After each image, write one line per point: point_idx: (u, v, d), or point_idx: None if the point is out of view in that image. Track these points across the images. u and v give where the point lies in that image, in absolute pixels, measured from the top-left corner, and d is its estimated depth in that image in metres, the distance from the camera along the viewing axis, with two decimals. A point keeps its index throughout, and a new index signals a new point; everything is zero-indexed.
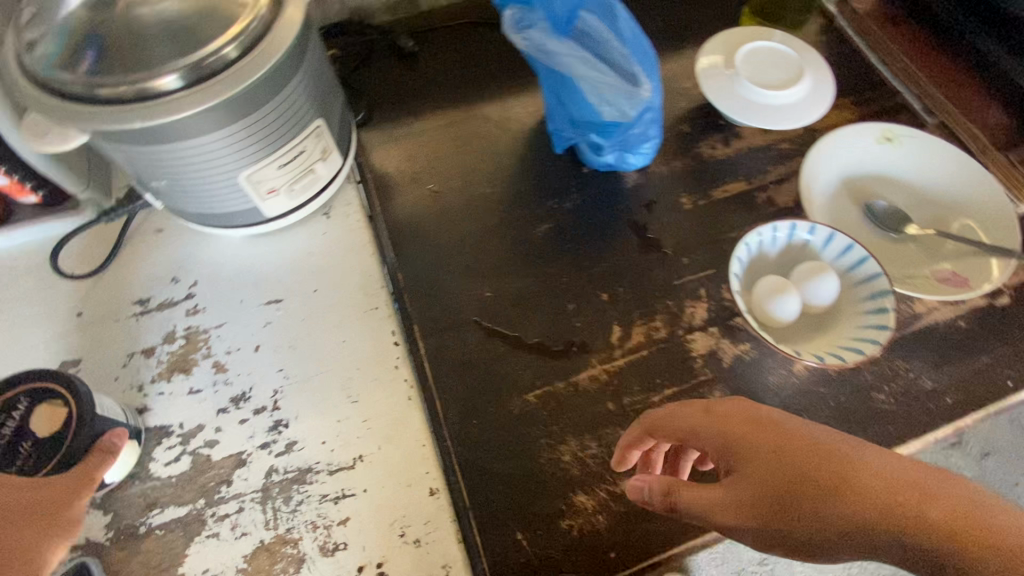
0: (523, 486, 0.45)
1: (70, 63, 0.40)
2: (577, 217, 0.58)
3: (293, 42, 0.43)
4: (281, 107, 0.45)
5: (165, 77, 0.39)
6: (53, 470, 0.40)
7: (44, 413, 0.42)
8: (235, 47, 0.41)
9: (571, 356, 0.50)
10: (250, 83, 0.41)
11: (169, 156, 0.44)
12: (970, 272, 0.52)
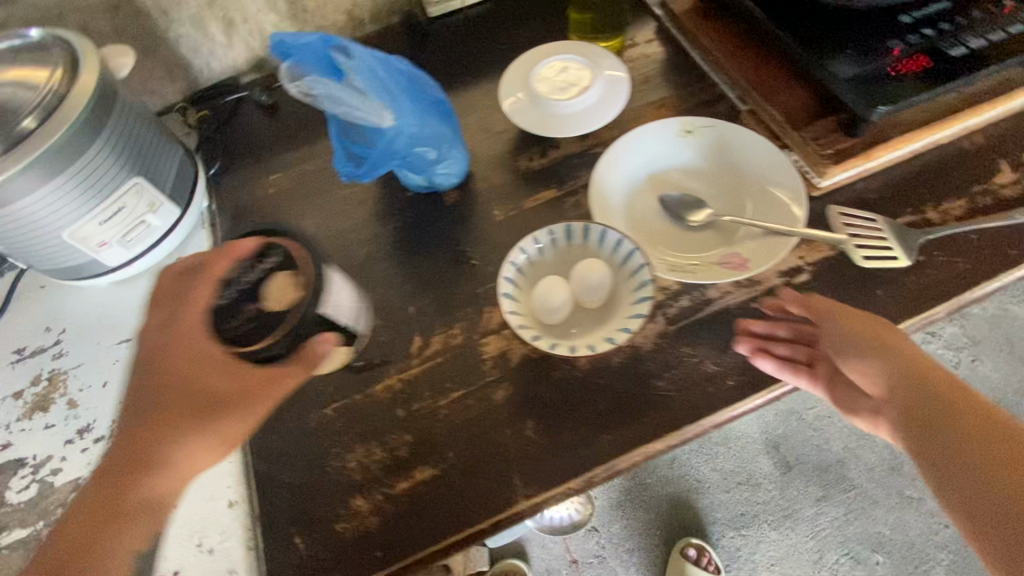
0: (309, 493, 0.48)
1: None
2: (397, 237, 0.61)
3: (87, 110, 0.50)
4: (90, 172, 0.52)
5: None
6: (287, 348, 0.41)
7: (283, 291, 0.41)
8: (35, 118, 0.47)
9: (371, 368, 0.53)
10: (55, 145, 0.48)
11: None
12: (756, 256, 0.52)
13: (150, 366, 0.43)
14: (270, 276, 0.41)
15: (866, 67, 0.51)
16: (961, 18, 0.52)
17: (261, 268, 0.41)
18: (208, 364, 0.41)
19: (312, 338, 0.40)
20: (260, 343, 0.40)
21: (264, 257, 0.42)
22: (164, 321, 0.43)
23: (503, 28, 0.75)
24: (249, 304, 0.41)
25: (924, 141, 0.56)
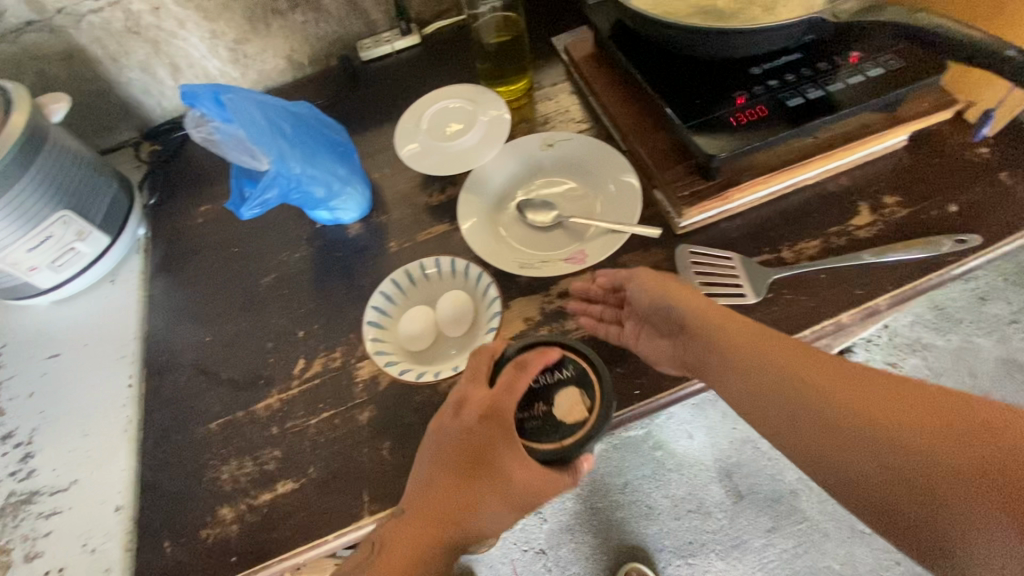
0: (184, 501, 0.53)
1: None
2: (301, 265, 0.66)
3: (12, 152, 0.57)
4: (16, 206, 0.58)
5: None
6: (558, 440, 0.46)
7: (572, 407, 0.47)
8: None
9: (257, 387, 0.58)
10: None
11: None
12: (595, 250, 0.58)
13: (450, 455, 0.46)
14: (567, 386, 0.48)
15: (713, 114, 0.54)
16: (806, 69, 0.55)
17: (541, 385, 0.48)
18: (508, 456, 0.45)
19: (582, 452, 0.46)
20: (551, 445, 0.46)
21: (564, 368, 0.49)
22: (477, 415, 0.47)
23: (429, 71, 0.82)
24: (538, 412, 0.47)
25: (785, 185, 0.59)
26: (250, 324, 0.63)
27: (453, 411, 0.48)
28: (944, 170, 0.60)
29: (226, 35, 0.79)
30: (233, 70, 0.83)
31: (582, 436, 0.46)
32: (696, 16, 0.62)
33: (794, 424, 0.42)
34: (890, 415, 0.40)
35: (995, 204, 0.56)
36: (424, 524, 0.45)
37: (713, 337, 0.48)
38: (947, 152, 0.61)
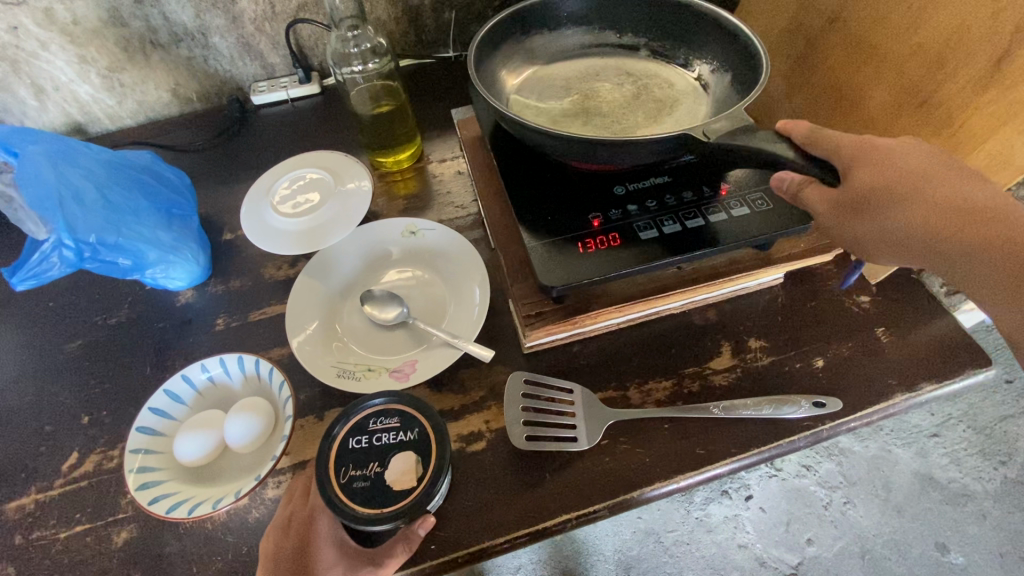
0: None
1: None
2: (113, 332, 0.59)
3: None
4: None
5: None
6: (370, 515, 0.38)
7: (403, 474, 0.40)
8: None
9: (14, 482, 0.50)
10: None
11: None
12: (425, 365, 0.52)
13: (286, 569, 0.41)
14: (404, 451, 0.41)
15: (563, 234, 0.50)
16: (670, 198, 0.51)
17: (373, 444, 0.41)
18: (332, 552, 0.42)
19: (391, 526, 0.38)
20: (365, 513, 0.38)
21: (409, 430, 0.41)
22: (300, 534, 0.43)
23: (319, 124, 0.77)
24: (368, 472, 0.40)
25: (644, 314, 0.54)
26: (31, 400, 0.54)
27: (280, 532, 0.43)
28: (913, 199, 0.42)
29: (97, 62, 0.72)
30: (108, 98, 0.77)
31: (399, 512, 0.38)
32: (578, 121, 0.58)
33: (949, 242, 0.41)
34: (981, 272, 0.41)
35: (987, 256, 0.41)
36: None
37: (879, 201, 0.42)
38: (908, 172, 0.43)
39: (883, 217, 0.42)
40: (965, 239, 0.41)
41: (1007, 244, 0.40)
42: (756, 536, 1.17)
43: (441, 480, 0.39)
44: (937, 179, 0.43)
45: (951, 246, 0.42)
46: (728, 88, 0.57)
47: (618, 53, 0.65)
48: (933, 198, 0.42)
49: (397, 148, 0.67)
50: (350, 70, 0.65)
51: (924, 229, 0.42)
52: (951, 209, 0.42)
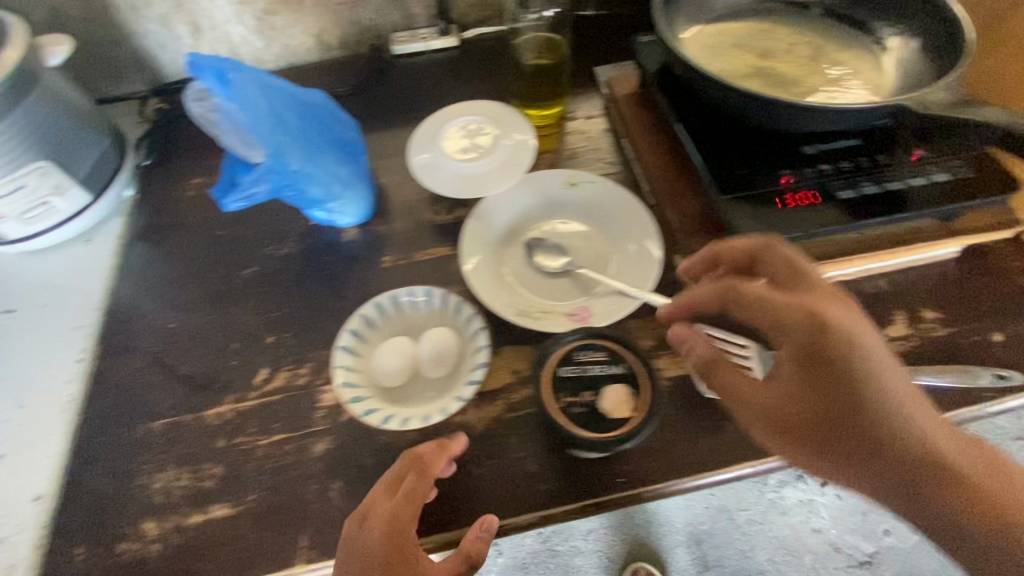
0: (103, 505, 0.48)
1: (36, 183, 0.58)
2: (286, 262, 0.62)
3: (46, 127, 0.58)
4: (24, 173, 0.57)
5: None
6: (591, 439, 0.40)
7: (618, 404, 0.41)
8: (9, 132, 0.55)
9: (211, 391, 0.53)
10: (55, 185, 0.60)
11: None
12: (599, 311, 0.53)
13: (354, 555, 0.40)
14: (616, 382, 0.42)
15: (754, 190, 0.50)
16: (863, 159, 0.50)
17: (584, 374, 0.43)
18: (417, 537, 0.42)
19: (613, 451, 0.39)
20: (586, 435, 0.40)
21: (619, 364, 0.43)
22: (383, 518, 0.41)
23: (460, 76, 0.78)
24: (584, 400, 0.42)
25: (817, 277, 0.54)
26: (220, 318, 0.58)
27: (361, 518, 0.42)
28: (842, 426, 0.38)
29: (255, 3, 0.75)
30: (258, 41, 0.79)
31: (618, 438, 0.40)
32: (755, 79, 0.57)
33: (894, 431, 0.37)
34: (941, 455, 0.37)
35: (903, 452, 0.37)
36: None
37: (748, 390, 0.42)
38: (857, 372, 0.38)
39: (813, 435, 0.39)
40: (872, 454, 0.37)
41: (881, 443, 0.37)
42: (831, 522, 1.17)
43: (657, 411, 0.40)
44: (862, 384, 0.38)
45: (961, 459, 0.37)
46: (919, 54, 0.55)
47: (787, 12, 0.63)
48: (853, 405, 0.38)
49: (539, 104, 0.68)
50: (526, 12, 0.66)
51: (855, 437, 0.38)
52: (871, 422, 0.37)
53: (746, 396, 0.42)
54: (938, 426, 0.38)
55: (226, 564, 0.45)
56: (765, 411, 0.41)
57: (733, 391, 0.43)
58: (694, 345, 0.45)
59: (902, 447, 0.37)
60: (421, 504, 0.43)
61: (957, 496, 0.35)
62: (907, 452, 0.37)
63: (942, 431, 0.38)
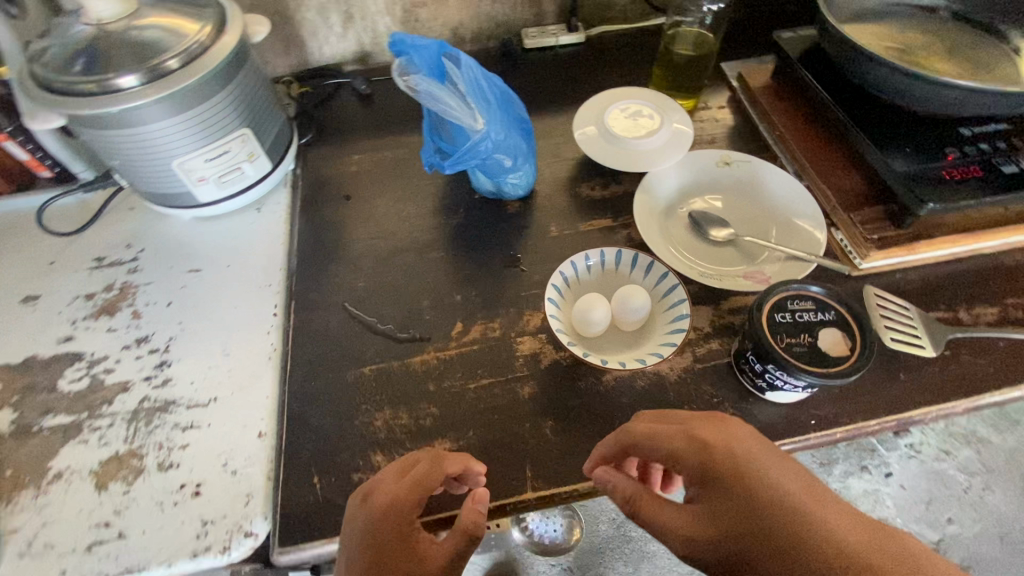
0: (330, 440, 0.51)
1: (238, 149, 0.65)
2: (457, 231, 0.67)
3: (248, 98, 0.64)
4: (230, 140, 0.63)
5: (162, 126, 0.58)
6: (819, 372, 0.44)
7: (834, 344, 0.46)
8: (221, 102, 0.60)
9: (412, 342, 0.57)
10: (249, 152, 0.66)
11: (140, 151, 0.60)
12: (773, 274, 0.58)
13: (381, 535, 0.41)
14: (829, 327, 0.47)
15: (921, 166, 0.56)
16: (1015, 142, 0.57)
17: (797, 319, 0.48)
18: (400, 510, 0.43)
19: (842, 384, 0.44)
20: (813, 369, 0.45)
21: (826, 311, 0.48)
22: (387, 500, 0.43)
23: (590, 68, 0.84)
24: (801, 341, 0.47)
25: (964, 250, 0.60)
26: (405, 279, 0.63)
27: (360, 497, 0.44)
28: (744, 514, 0.40)
29: None
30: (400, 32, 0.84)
31: (841, 372, 0.45)
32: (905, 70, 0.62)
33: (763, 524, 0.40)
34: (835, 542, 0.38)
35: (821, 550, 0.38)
36: None
37: (765, 521, 0.40)
38: (749, 483, 0.41)
39: (724, 559, 0.40)
40: (740, 543, 0.40)
41: (779, 534, 0.39)
42: (895, 511, 1.22)
43: (874, 350, 0.45)
44: (730, 486, 0.41)
45: (875, 559, 0.37)
46: None
47: (918, 13, 0.69)
48: (732, 493, 0.41)
49: (672, 96, 0.75)
50: (694, 10, 0.71)
51: (761, 561, 0.39)
52: (785, 538, 0.39)
53: (661, 530, 0.43)
54: (857, 528, 0.39)
55: (444, 496, 0.49)
56: (687, 540, 0.41)
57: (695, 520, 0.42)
58: (614, 480, 0.45)
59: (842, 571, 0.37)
60: (393, 484, 0.44)
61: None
62: (774, 534, 0.39)
63: (861, 539, 0.39)
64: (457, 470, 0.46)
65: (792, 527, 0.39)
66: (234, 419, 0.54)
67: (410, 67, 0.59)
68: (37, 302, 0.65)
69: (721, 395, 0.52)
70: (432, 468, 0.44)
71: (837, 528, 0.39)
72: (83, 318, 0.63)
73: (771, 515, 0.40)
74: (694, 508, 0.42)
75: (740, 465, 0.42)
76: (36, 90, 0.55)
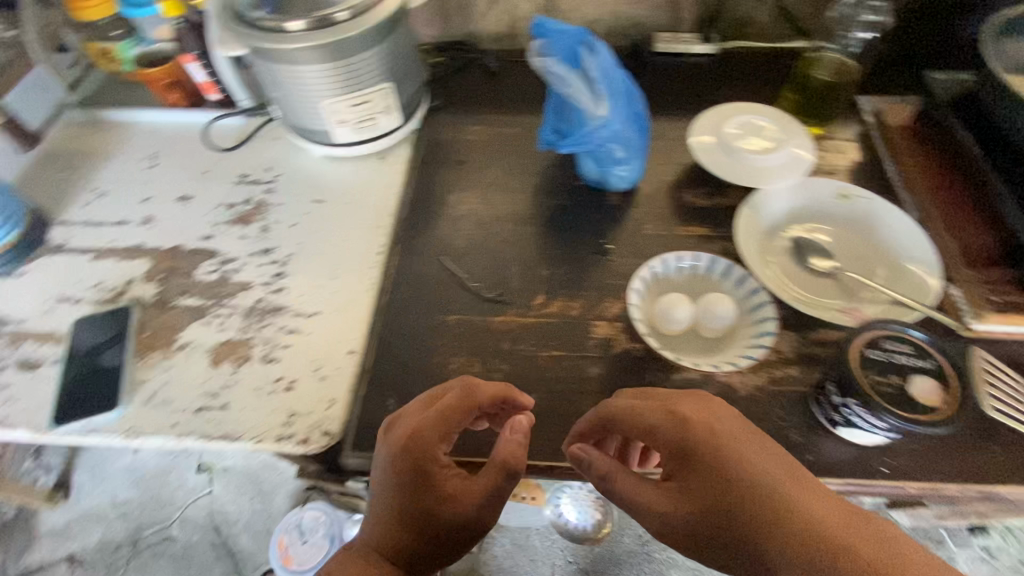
0: (407, 371, 0.57)
1: (378, 101, 0.71)
2: (555, 211, 0.70)
3: (396, 57, 0.70)
4: (372, 91, 0.70)
5: (321, 68, 0.66)
6: (904, 415, 0.43)
7: (925, 393, 0.45)
8: (373, 55, 0.67)
9: (495, 302, 0.61)
10: (386, 106, 0.72)
11: (298, 88, 0.68)
12: (872, 315, 0.56)
13: (402, 462, 0.44)
14: (925, 374, 0.46)
15: None
16: None
17: (889, 359, 0.47)
18: (424, 434, 0.45)
19: (926, 433, 0.42)
20: (897, 411, 0.43)
21: (923, 359, 0.47)
22: (409, 430, 0.45)
23: (716, 79, 0.83)
24: (890, 381, 0.45)
25: None
26: (499, 245, 0.67)
27: (385, 428, 0.47)
28: (719, 488, 0.42)
29: None
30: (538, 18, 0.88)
31: (928, 422, 0.43)
32: None
33: (737, 499, 0.41)
34: (808, 522, 0.39)
35: (796, 534, 0.38)
36: (397, 527, 0.43)
37: (737, 498, 0.41)
38: (722, 462, 0.42)
39: (703, 533, 0.41)
40: (713, 514, 0.41)
41: (750, 512, 0.40)
42: None
43: (969, 408, 0.43)
44: (704, 462, 0.43)
45: (847, 535, 0.38)
46: None
47: None
48: (703, 468, 0.43)
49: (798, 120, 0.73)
50: (846, 36, 0.72)
51: (736, 538, 0.40)
52: (768, 522, 0.40)
53: (637, 503, 0.45)
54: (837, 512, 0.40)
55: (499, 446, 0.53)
56: (663, 517, 0.43)
57: (670, 493, 0.43)
58: (591, 458, 0.46)
59: (817, 544, 0.38)
60: (420, 416, 0.46)
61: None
62: (743, 508, 0.40)
63: (840, 522, 0.39)
64: (491, 399, 0.48)
65: (767, 503, 0.40)
66: (330, 333, 0.60)
67: (545, 48, 0.62)
68: (189, 203, 0.76)
69: (789, 420, 0.52)
70: (458, 400, 0.47)
71: (812, 508, 0.39)
72: (222, 223, 0.73)
73: (740, 489, 0.41)
74: (669, 484, 0.44)
75: (717, 441, 0.43)
76: (232, 24, 0.65)
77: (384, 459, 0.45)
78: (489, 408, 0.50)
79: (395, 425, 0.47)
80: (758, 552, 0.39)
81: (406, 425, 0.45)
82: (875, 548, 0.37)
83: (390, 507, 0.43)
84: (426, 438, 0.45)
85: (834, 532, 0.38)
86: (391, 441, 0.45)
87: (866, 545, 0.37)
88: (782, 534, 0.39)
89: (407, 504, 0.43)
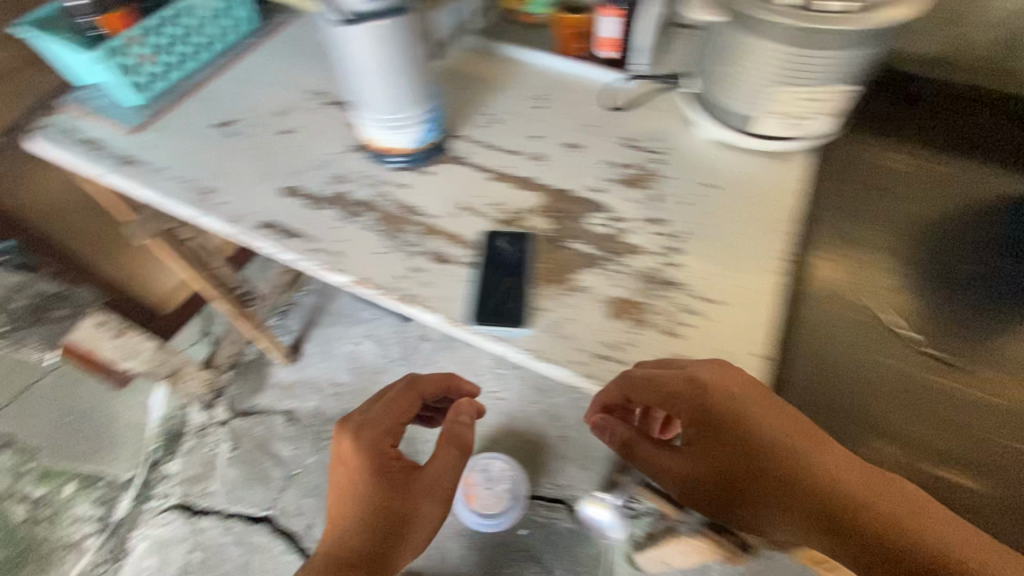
0: (823, 396, 0.59)
1: (831, 104, 0.65)
2: (973, 283, 0.68)
3: (875, 60, 0.63)
4: (835, 90, 0.64)
5: (807, 53, 0.60)
6: None
7: None
8: (862, 54, 0.61)
9: (910, 360, 0.62)
10: (832, 110, 0.66)
11: (762, 67, 0.64)
12: None
13: (370, 455, 0.62)
14: None
15: None
16: None
17: None
18: (373, 413, 0.65)
19: None
20: None
21: None
22: (356, 428, 0.63)
23: None
24: None
25: None
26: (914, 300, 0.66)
27: (335, 457, 0.63)
28: (748, 454, 0.51)
29: None
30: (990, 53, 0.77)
31: None
32: None
33: (780, 490, 0.49)
34: (838, 489, 0.47)
35: (806, 493, 0.48)
36: (363, 528, 0.59)
37: (751, 460, 0.50)
38: (733, 415, 0.51)
39: (724, 491, 0.53)
40: (768, 493, 0.50)
41: (766, 470, 0.50)
42: None
43: None
44: (714, 420, 0.52)
45: (885, 505, 0.46)
46: None
47: None
48: (701, 420, 0.52)
49: None
50: None
51: (763, 505, 0.50)
52: (840, 511, 0.47)
53: (672, 472, 0.56)
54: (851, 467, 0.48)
55: None
56: (685, 476, 0.54)
57: (711, 473, 0.53)
58: (616, 429, 0.61)
59: (745, 464, 0.51)
60: (363, 419, 0.64)
61: (823, 501, 0.47)
62: (756, 463, 0.50)
63: (864, 483, 0.47)
64: (432, 390, 0.71)
65: (758, 447, 0.50)
66: (738, 330, 0.57)
67: None
68: (576, 150, 0.75)
69: None
70: (405, 393, 0.68)
71: (873, 500, 0.46)
72: (609, 178, 0.72)
73: (736, 438, 0.51)
74: (679, 455, 0.56)
75: (746, 417, 0.50)
76: None
77: (360, 412, 0.66)
78: (436, 396, 0.73)
79: (343, 430, 0.64)
80: (808, 510, 0.48)
81: (373, 405, 0.66)
82: (915, 526, 0.44)
83: (344, 497, 0.62)
84: (378, 423, 0.64)
85: (905, 527, 0.44)
86: (363, 411, 0.66)
87: (897, 521, 0.45)
88: (791, 496, 0.49)
89: (340, 486, 0.63)
